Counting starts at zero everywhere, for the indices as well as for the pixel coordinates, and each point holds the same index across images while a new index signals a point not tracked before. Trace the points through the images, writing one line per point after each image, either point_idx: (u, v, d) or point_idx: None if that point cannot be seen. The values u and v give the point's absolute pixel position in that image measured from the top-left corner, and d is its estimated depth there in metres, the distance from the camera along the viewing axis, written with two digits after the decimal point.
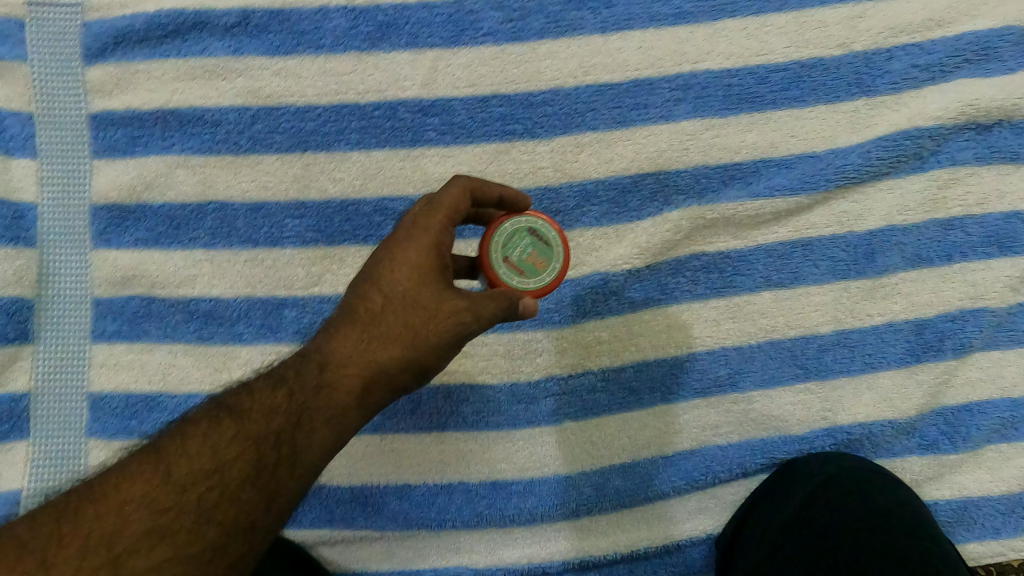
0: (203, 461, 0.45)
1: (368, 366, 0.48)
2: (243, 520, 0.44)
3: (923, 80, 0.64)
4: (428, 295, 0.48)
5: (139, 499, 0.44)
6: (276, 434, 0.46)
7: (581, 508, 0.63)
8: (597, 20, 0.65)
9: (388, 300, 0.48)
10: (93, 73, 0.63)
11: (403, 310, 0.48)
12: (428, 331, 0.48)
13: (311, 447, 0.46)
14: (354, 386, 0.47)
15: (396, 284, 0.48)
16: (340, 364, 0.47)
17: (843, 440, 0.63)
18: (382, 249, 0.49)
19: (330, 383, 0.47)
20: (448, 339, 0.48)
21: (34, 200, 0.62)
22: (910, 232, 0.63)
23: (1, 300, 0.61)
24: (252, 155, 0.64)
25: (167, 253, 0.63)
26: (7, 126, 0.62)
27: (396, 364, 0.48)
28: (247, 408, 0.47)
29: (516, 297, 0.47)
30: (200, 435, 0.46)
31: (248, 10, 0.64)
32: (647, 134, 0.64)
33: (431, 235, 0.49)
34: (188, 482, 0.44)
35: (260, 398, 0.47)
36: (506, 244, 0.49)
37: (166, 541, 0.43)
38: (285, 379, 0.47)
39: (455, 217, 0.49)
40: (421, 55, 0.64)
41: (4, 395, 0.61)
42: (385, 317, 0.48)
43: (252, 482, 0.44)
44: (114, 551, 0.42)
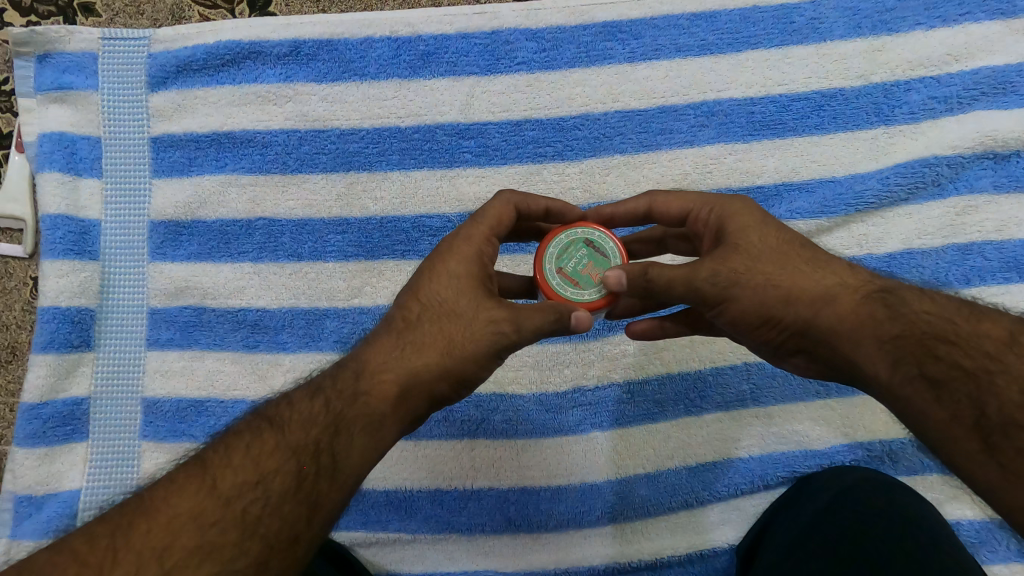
0: (245, 473, 0.43)
1: (409, 376, 0.46)
2: (286, 535, 0.41)
3: (941, 111, 0.66)
4: (469, 304, 0.48)
5: (185, 513, 0.41)
6: (316, 444, 0.43)
7: (607, 515, 0.66)
8: (626, 50, 0.68)
9: (428, 310, 0.48)
10: (157, 100, 0.68)
11: (441, 319, 0.48)
12: (467, 340, 0.47)
13: (351, 459, 0.44)
14: (393, 395, 0.46)
15: (435, 294, 0.48)
16: (376, 372, 0.46)
17: (862, 455, 0.66)
18: (423, 263, 0.50)
19: (367, 391, 0.46)
20: (489, 349, 0.47)
21: (99, 217, 0.67)
22: (928, 256, 0.64)
23: (67, 309, 0.65)
24: (299, 174, 0.68)
25: (218, 266, 0.67)
26: (78, 149, 0.67)
27: (436, 372, 0.47)
28: (289, 418, 0.45)
29: (568, 309, 0.46)
30: (242, 447, 0.44)
31: (299, 41, 0.68)
32: (673, 158, 0.67)
33: (470, 245, 0.50)
34: (232, 494, 0.42)
35: (301, 407, 0.45)
36: (562, 254, 0.49)
37: (217, 553, 0.40)
38: (323, 388, 0.46)
39: (498, 228, 0.52)
40: (459, 82, 0.68)
41: (66, 400, 0.65)
42: (426, 327, 0.47)
43: (295, 494, 0.42)
44: (164, 565, 0.39)
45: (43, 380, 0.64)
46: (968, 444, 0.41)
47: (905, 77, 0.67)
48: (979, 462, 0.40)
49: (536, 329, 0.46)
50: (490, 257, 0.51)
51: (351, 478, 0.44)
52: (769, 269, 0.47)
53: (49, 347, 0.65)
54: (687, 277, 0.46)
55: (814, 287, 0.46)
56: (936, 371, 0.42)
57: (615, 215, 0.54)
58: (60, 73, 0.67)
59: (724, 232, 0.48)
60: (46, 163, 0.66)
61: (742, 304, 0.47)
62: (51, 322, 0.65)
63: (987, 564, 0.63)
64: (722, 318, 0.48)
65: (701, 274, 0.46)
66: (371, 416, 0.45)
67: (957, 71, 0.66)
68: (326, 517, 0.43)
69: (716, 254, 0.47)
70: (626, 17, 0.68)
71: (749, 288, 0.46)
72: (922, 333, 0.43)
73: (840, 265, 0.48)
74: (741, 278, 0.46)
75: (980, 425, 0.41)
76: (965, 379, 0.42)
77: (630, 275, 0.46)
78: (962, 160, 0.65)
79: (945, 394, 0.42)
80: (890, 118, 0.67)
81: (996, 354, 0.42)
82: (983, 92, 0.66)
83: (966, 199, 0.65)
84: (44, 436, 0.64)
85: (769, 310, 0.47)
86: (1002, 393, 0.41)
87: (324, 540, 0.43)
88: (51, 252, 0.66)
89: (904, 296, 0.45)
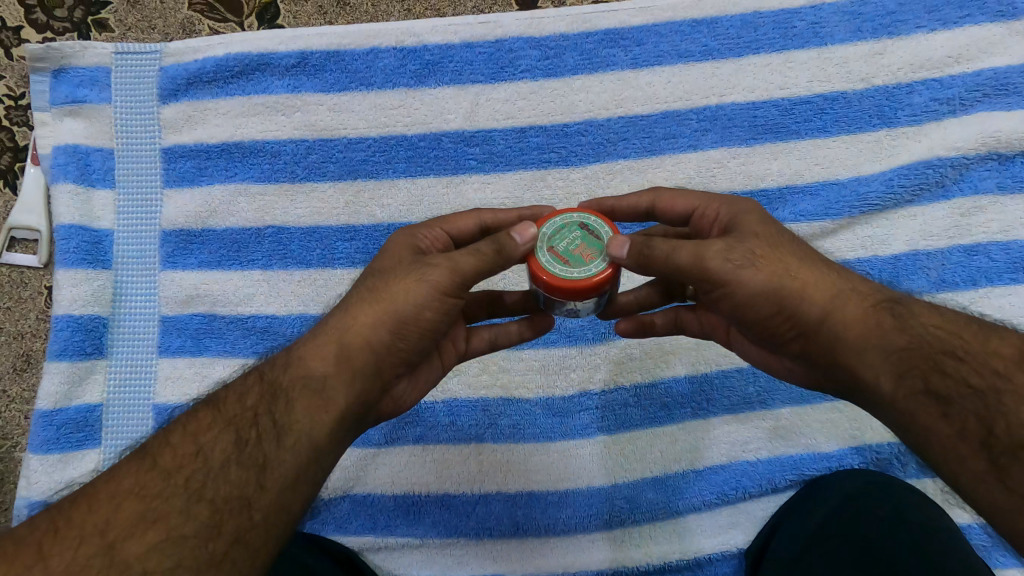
0: (184, 448, 0.43)
1: (347, 335, 0.47)
2: (236, 496, 0.41)
3: (944, 113, 0.66)
4: (398, 263, 0.49)
5: (126, 489, 0.41)
6: (254, 411, 0.44)
7: (614, 519, 0.65)
8: (629, 57, 0.69)
9: (363, 280, 0.50)
10: (168, 111, 0.69)
11: (370, 290, 0.48)
12: (401, 300, 0.47)
13: (295, 418, 0.44)
14: (334, 355, 0.46)
15: (370, 269, 0.50)
16: (311, 344, 0.47)
17: (871, 458, 0.65)
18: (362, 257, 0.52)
19: (301, 360, 0.46)
20: (427, 291, 0.47)
21: (111, 226, 0.68)
22: (933, 257, 0.64)
23: (80, 317, 0.66)
24: (307, 183, 0.69)
25: (228, 273, 0.68)
26: (92, 160, 0.68)
27: (373, 335, 0.47)
28: (224, 397, 0.45)
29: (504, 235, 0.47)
30: (178, 428, 0.44)
31: (307, 52, 0.70)
32: (676, 162, 0.68)
33: (408, 233, 0.52)
34: (173, 467, 0.42)
35: (237, 386, 0.46)
36: (554, 235, 0.48)
37: (162, 523, 0.40)
38: (260, 367, 0.47)
39: (454, 230, 0.53)
40: (464, 90, 0.69)
41: (80, 406, 0.66)
42: (360, 292, 0.49)
43: (239, 459, 0.42)
44: (107, 539, 0.39)
45: (57, 387, 0.66)
46: (974, 462, 0.40)
47: (907, 79, 0.67)
48: (984, 484, 0.40)
49: (477, 254, 0.46)
50: (435, 235, 0.52)
51: (299, 438, 0.43)
52: (783, 261, 0.47)
53: (62, 354, 0.66)
54: (695, 252, 0.46)
55: (827, 285, 0.46)
56: (942, 387, 0.42)
57: (616, 208, 0.55)
58: (74, 87, 0.69)
59: (736, 222, 0.49)
60: (60, 175, 0.68)
61: (751, 288, 0.46)
62: (65, 330, 0.66)
63: (999, 568, 0.63)
64: (727, 302, 0.48)
65: (713, 249, 0.46)
66: (310, 380, 0.45)
67: (959, 73, 0.66)
68: (277, 478, 0.42)
69: (731, 238, 0.47)
70: (628, 25, 0.69)
71: (763, 270, 0.46)
72: (929, 347, 0.43)
73: (849, 272, 0.48)
74: (754, 260, 0.46)
75: (987, 444, 0.40)
76: (973, 396, 0.41)
77: (633, 246, 0.47)
78: (965, 161, 0.65)
79: (951, 411, 0.41)
80: (892, 120, 0.67)
81: (1005, 372, 0.42)
82: (985, 93, 0.66)
83: (970, 200, 0.65)
84: (57, 442, 0.65)
85: (780, 297, 0.46)
86: (1009, 413, 0.40)
87: (280, 509, 0.42)
88: (64, 262, 0.67)
89: (913, 308, 0.45)
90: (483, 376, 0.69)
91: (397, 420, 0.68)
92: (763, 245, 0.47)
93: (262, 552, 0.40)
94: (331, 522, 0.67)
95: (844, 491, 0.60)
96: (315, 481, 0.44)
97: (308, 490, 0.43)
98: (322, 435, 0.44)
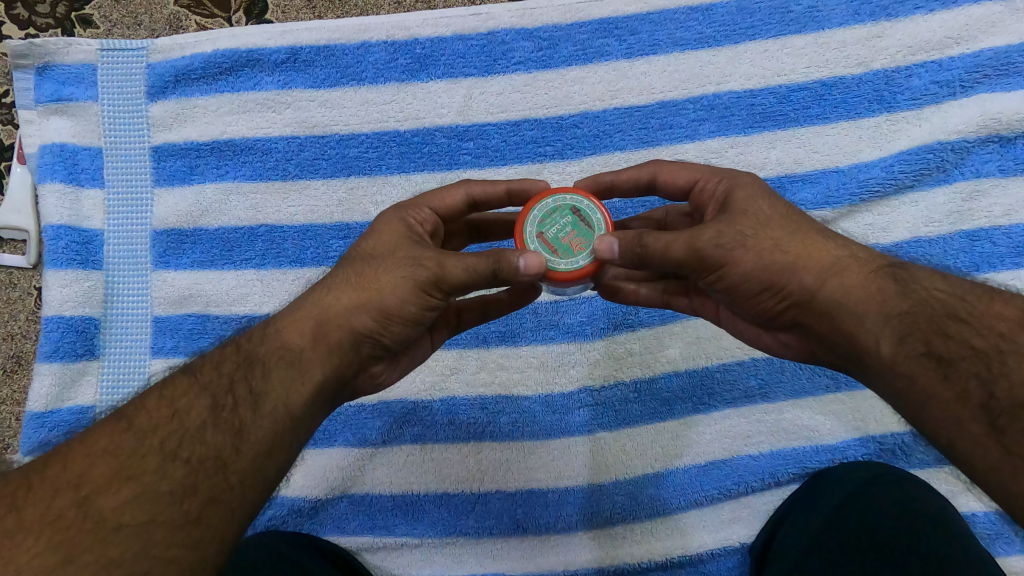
0: (160, 410, 0.42)
1: (325, 310, 0.46)
2: (210, 459, 0.40)
3: (943, 95, 0.65)
4: (387, 246, 0.47)
5: (103, 448, 0.40)
6: (229, 379, 0.43)
7: (615, 516, 0.65)
8: (623, 46, 0.68)
9: (349, 260, 0.48)
10: (157, 109, 0.68)
11: (352, 263, 0.47)
12: (380, 278, 0.46)
13: (271, 386, 0.43)
14: (312, 328, 0.45)
15: (356, 250, 0.48)
16: (293, 315, 0.46)
17: (875, 450, 0.64)
18: None
19: (281, 331, 0.45)
20: (407, 282, 0.45)
21: (101, 227, 0.67)
22: (936, 243, 0.63)
23: (71, 318, 0.66)
24: (299, 180, 0.68)
25: (221, 273, 0.67)
26: (80, 160, 0.67)
27: (354, 307, 0.45)
28: (203, 364, 0.44)
29: (514, 259, 0.44)
30: (157, 391, 0.43)
31: (296, 47, 0.68)
32: (673, 152, 0.66)
33: (395, 212, 0.50)
34: (148, 428, 0.41)
35: (217, 354, 0.45)
36: (545, 221, 0.50)
37: (135, 480, 0.39)
38: (239, 338, 0.46)
39: (441, 208, 0.51)
40: (457, 84, 0.68)
41: (72, 408, 0.65)
42: (346, 273, 0.47)
43: (212, 425, 0.41)
44: (82, 492, 0.38)
45: (49, 389, 0.65)
46: (972, 426, 0.39)
47: (906, 63, 0.66)
48: (982, 446, 0.39)
49: (471, 269, 0.44)
50: (416, 213, 0.50)
51: (275, 405, 0.42)
52: (788, 233, 0.46)
53: (54, 356, 0.65)
54: (689, 242, 0.45)
55: (821, 258, 0.45)
56: (943, 348, 0.41)
57: (616, 183, 0.54)
58: (59, 85, 0.68)
59: (731, 199, 0.47)
60: (48, 174, 0.67)
61: (746, 267, 0.45)
62: (55, 331, 0.65)
63: (1006, 557, 0.62)
64: (723, 285, 0.47)
65: (707, 236, 0.45)
66: (288, 351, 0.44)
67: (959, 54, 0.65)
68: (252, 443, 0.41)
69: (720, 220, 0.46)
70: (622, 14, 0.68)
71: (753, 251, 0.45)
72: (932, 310, 0.43)
73: (849, 240, 0.47)
74: (746, 241, 0.45)
75: (987, 406, 0.39)
76: (973, 357, 0.41)
77: (622, 246, 0.47)
78: (966, 144, 0.64)
79: (952, 372, 0.41)
80: (892, 104, 0.66)
81: (1009, 334, 0.41)
82: (985, 74, 0.65)
83: (972, 184, 0.64)
84: (49, 444, 0.64)
85: (771, 274, 0.45)
86: (1011, 373, 0.40)
87: (253, 474, 0.40)
88: (54, 263, 0.66)
89: (915, 272, 0.45)
90: (481, 373, 0.68)
91: (394, 420, 0.67)
92: (754, 224, 0.46)
93: (236, 515, 0.39)
94: (329, 522, 0.66)
95: (845, 495, 0.59)
96: (290, 451, 0.43)
97: (283, 459, 0.42)
98: (299, 405, 0.43)
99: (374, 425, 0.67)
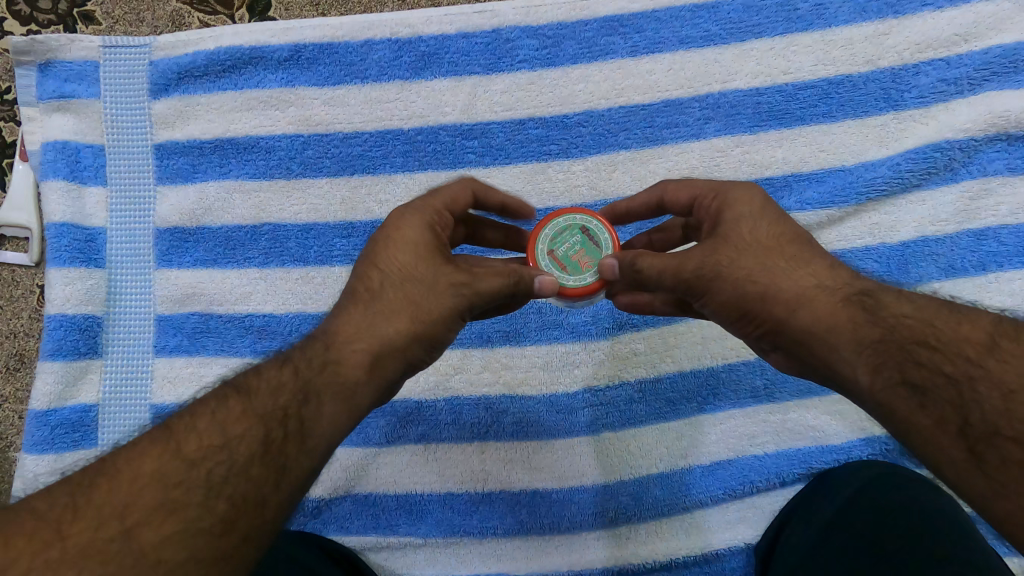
0: (211, 438, 0.40)
1: (382, 341, 0.45)
2: (254, 496, 0.39)
3: (950, 94, 0.65)
4: (436, 268, 0.47)
5: (148, 473, 0.38)
6: (284, 408, 0.41)
7: (619, 516, 0.64)
8: (628, 44, 0.67)
9: (397, 280, 0.47)
10: (160, 107, 0.68)
11: (404, 284, 0.47)
12: (433, 306, 0.46)
13: (322, 418, 0.42)
14: (367, 359, 0.45)
15: (403, 265, 0.47)
16: (348, 340, 0.45)
17: (880, 451, 0.64)
18: (380, 234, 0.49)
19: (336, 357, 0.44)
20: (453, 310, 0.47)
21: (104, 225, 0.67)
22: (942, 243, 0.63)
23: (74, 317, 0.65)
24: (303, 178, 0.67)
25: (224, 271, 0.67)
26: (83, 157, 0.67)
27: (408, 338, 0.46)
28: (254, 385, 0.42)
29: (533, 276, 0.48)
30: (206, 413, 0.41)
31: (300, 45, 0.68)
32: (678, 151, 0.66)
33: (424, 216, 0.49)
34: (197, 456, 0.39)
35: (268, 374, 0.43)
36: (556, 239, 0.52)
37: (179, 515, 0.37)
38: (291, 357, 0.44)
39: (453, 209, 0.52)
40: (461, 82, 0.68)
41: (75, 406, 0.65)
42: (395, 295, 0.47)
43: (261, 460, 0.40)
44: (126, 523, 0.36)
45: (52, 388, 0.65)
46: (952, 453, 0.38)
47: (913, 61, 0.66)
48: (964, 472, 0.38)
49: (500, 289, 0.47)
50: (438, 220, 0.50)
51: (322, 439, 0.42)
52: (763, 258, 0.46)
53: (56, 354, 0.65)
54: (674, 270, 0.47)
55: (789, 288, 0.45)
56: (916, 376, 0.40)
57: (630, 209, 0.56)
58: (62, 82, 0.67)
59: (719, 224, 0.48)
60: (51, 172, 0.67)
61: (723, 295, 0.46)
62: (58, 330, 0.65)
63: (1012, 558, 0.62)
64: (710, 309, 0.48)
65: (687, 266, 0.47)
66: (342, 381, 0.44)
67: (967, 52, 0.65)
68: (296, 479, 0.40)
69: (704, 245, 0.47)
70: (627, 11, 0.68)
71: (728, 280, 0.46)
72: (900, 337, 0.41)
73: (829, 266, 0.46)
74: (721, 270, 0.46)
75: (964, 433, 0.38)
76: (946, 384, 0.39)
77: (621, 264, 0.49)
78: (974, 142, 0.64)
79: (927, 400, 0.39)
80: (898, 103, 0.65)
81: (976, 358, 0.39)
82: (993, 72, 0.64)
83: (979, 183, 0.64)
84: (52, 443, 0.64)
85: (746, 304, 0.46)
86: (982, 401, 0.38)
87: (292, 511, 0.40)
88: (57, 261, 0.66)
89: (883, 298, 0.43)
90: (485, 373, 0.67)
91: (399, 419, 0.67)
92: (733, 251, 0.46)
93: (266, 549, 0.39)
94: (332, 522, 0.65)
95: (846, 498, 0.58)
96: None
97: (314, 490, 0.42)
98: (342, 437, 0.44)
99: (378, 425, 0.67)
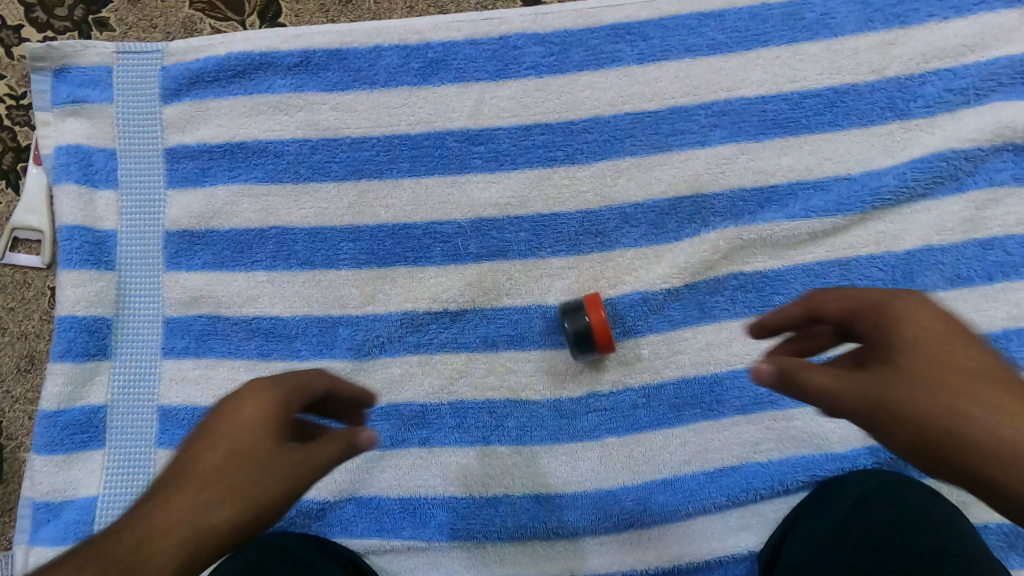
0: None
1: (212, 526, 0.39)
2: None
3: (957, 103, 0.65)
4: (264, 447, 0.41)
5: None
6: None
7: (623, 522, 0.64)
8: (635, 52, 0.67)
9: (231, 466, 0.40)
10: (171, 112, 0.69)
11: (250, 468, 0.40)
12: (265, 492, 0.40)
13: None
14: (178, 554, 0.38)
15: (228, 446, 0.41)
16: (177, 508, 0.38)
17: (885, 459, 0.64)
18: (233, 394, 0.43)
19: (147, 545, 0.37)
20: (292, 487, 0.41)
21: (114, 228, 0.68)
22: (949, 252, 0.64)
23: (84, 318, 0.66)
24: (311, 183, 0.68)
25: (232, 274, 0.67)
26: (94, 161, 0.68)
27: (239, 522, 0.39)
28: (111, 549, 0.37)
29: (356, 436, 0.43)
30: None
31: (309, 51, 0.68)
32: (683, 158, 0.66)
33: (252, 391, 0.43)
34: None
35: (112, 545, 0.37)
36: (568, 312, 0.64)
37: None
38: (101, 547, 0.37)
39: (315, 387, 0.45)
40: (468, 88, 0.68)
41: (84, 407, 0.66)
42: (230, 487, 0.39)
43: None
44: None
45: (61, 389, 0.66)
46: None
47: (920, 70, 0.66)
48: None
49: (326, 467, 0.42)
50: (287, 392, 0.43)
51: None
52: (928, 373, 0.39)
53: (66, 355, 0.66)
54: (824, 384, 0.41)
55: (941, 405, 0.38)
56: None
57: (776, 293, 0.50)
58: (76, 87, 0.68)
59: (884, 326, 0.41)
60: (63, 175, 0.68)
61: (852, 406, 0.40)
62: (68, 331, 0.66)
63: (1015, 567, 0.62)
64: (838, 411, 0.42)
65: (839, 376, 0.41)
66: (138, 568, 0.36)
67: (974, 62, 0.65)
68: None
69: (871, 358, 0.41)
70: (635, 19, 0.68)
71: (874, 395, 0.40)
72: None
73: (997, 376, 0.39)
74: (886, 387, 0.39)
75: None
76: None
77: (772, 368, 0.43)
78: (980, 152, 0.64)
79: None
80: (905, 112, 0.66)
81: None
82: (1000, 83, 0.64)
83: (985, 193, 0.64)
84: (62, 443, 0.65)
85: (891, 419, 0.39)
86: None
87: None
88: (67, 263, 0.67)
89: None
90: (490, 377, 0.67)
91: (403, 422, 0.66)
92: (898, 367, 0.40)
93: None
94: (335, 524, 0.66)
95: (855, 498, 0.59)
96: None
97: None
98: None
99: (381, 428, 0.66)
